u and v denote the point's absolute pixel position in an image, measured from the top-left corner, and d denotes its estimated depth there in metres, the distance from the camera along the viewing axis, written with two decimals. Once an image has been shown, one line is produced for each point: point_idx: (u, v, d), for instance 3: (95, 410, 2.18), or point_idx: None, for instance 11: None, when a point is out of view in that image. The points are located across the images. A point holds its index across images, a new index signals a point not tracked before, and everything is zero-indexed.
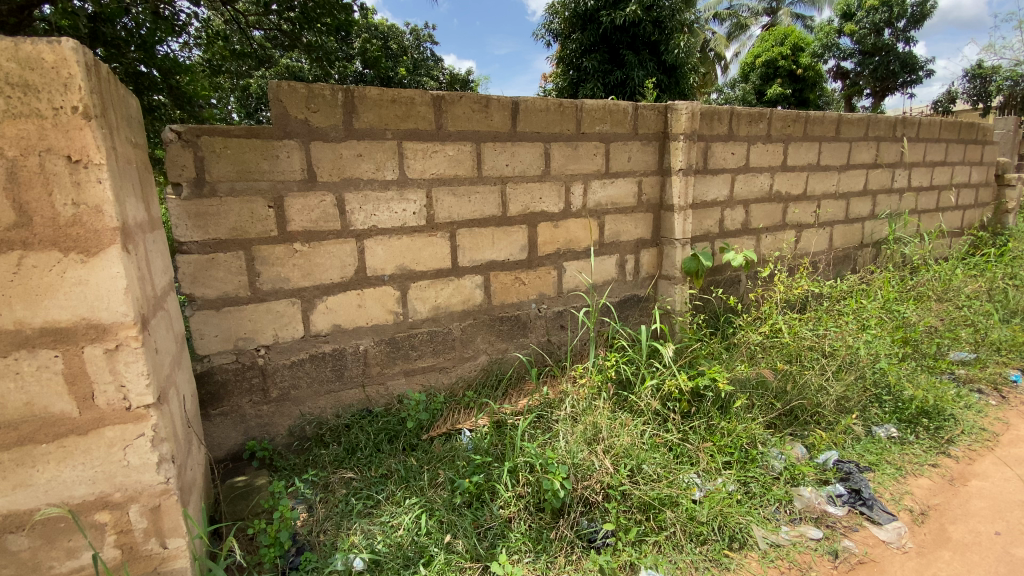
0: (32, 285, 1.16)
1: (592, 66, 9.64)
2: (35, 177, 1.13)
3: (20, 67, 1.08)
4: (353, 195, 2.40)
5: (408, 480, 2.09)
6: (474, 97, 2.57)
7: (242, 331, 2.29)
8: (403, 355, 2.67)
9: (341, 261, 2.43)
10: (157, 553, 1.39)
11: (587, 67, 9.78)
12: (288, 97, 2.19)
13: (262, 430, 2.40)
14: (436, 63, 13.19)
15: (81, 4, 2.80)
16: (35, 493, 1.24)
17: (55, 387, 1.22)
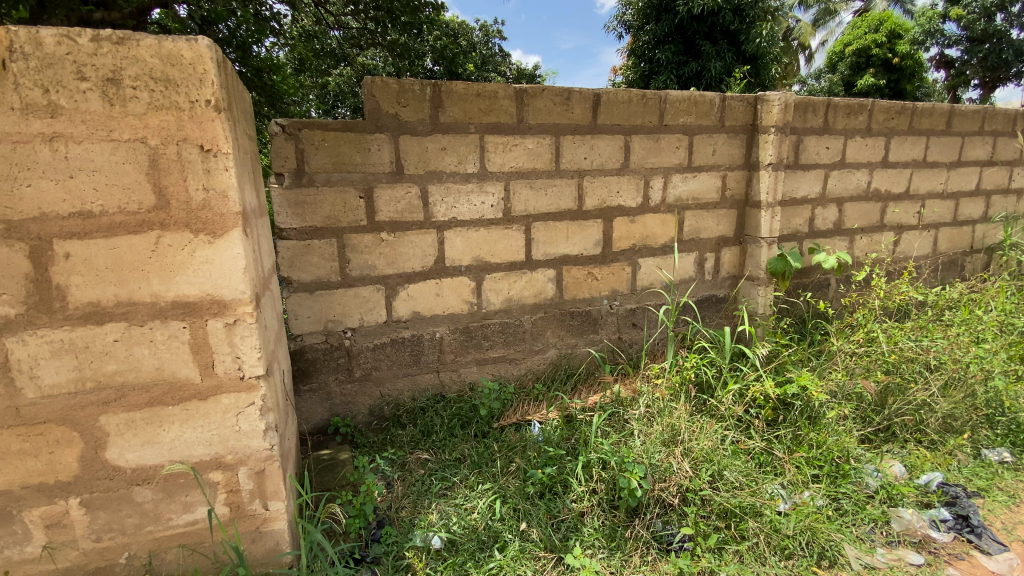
0: (166, 262, 1.29)
1: (665, 58, 9.33)
2: (173, 164, 1.25)
3: (162, 64, 1.19)
4: (436, 187, 2.47)
5: (481, 466, 2.13)
6: (556, 90, 2.56)
7: (332, 313, 2.43)
8: (476, 345, 2.73)
9: (422, 251, 2.52)
10: (260, 513, 1.51)
11: (661, 60, 9.47)
12: (381, 92, 2.28)
13: (345, 407, 2.54)
14: (504, 59, 13.31)
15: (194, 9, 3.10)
16: (160, 450, 1.38)
17: (182, 355, 1.35)
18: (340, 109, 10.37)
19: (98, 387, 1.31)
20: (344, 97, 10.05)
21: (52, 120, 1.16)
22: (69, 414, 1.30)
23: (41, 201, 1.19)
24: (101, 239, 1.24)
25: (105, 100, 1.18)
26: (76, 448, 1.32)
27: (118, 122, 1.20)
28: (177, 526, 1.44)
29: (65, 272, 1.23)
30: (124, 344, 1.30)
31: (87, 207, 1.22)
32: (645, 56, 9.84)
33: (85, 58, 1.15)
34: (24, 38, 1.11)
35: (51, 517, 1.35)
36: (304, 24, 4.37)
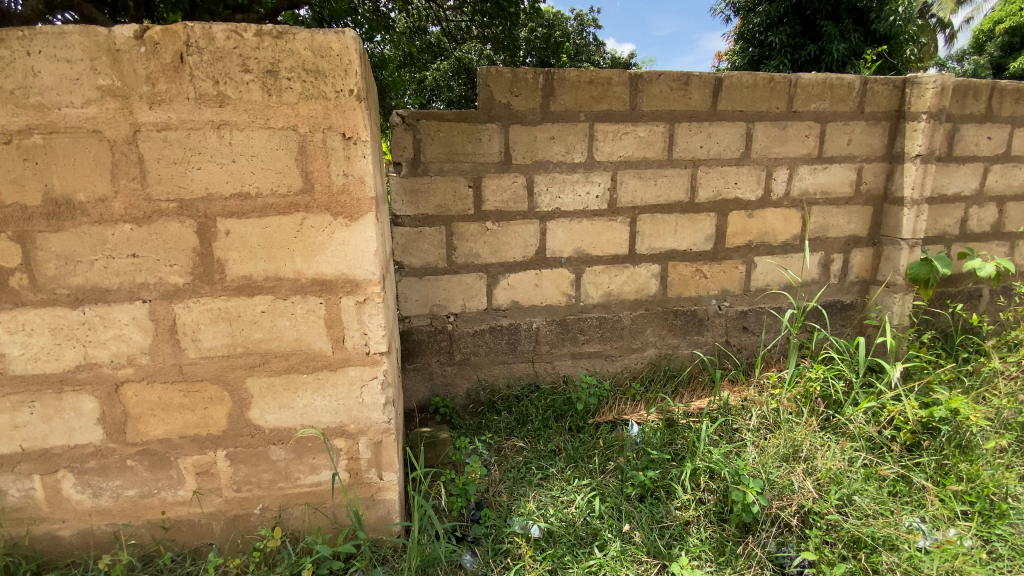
0: (309, 242, 1.39)
1: (779, 41, 8.59)
2: (318, 150, 1.34)
3: (313, 56, 1.27)
4: (543, 177, 2.46)
5: (577, 461, 2.11)
6: (673, 75, 2.44)
7: (437, 298, 2.52)
8: (572, 338, 2.70)
9: (525, 241, 2.52)
10: (375, 482, 1.60)
11: (774, 43, 8.73)
12: (496, 81, 2.30)
13: (444, 388, 2.63)
14: (599, 48, 13.04)
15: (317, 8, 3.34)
16: (294, 415, 1.51)
17: (317, 328, 1.45)
18: (436, 103, 10.71)
19: (246, 353, 1.45)
20: (440, 91, 10.35)
21: (220, 109, 1.28)
22: (221, 374, 1.45)
23: (208, 182, 1.33)
24: (255, 219, 1.36)
25: (263, 90, 1.29)
26: (225, 405, 1.48)
27: (274, 111, 1.30)
28: (304, 485, 1.57)
29: (224, 247, 1.37)
30: (270, 315, 1.43)
31: (246, 189, 1.34)
32: (756, 41, 9.14)
33: (249, 51, 1.25)
34: (199, 33, 1.23)
35: (201, 465, 1.52)
36: (411, 20, 4.55)
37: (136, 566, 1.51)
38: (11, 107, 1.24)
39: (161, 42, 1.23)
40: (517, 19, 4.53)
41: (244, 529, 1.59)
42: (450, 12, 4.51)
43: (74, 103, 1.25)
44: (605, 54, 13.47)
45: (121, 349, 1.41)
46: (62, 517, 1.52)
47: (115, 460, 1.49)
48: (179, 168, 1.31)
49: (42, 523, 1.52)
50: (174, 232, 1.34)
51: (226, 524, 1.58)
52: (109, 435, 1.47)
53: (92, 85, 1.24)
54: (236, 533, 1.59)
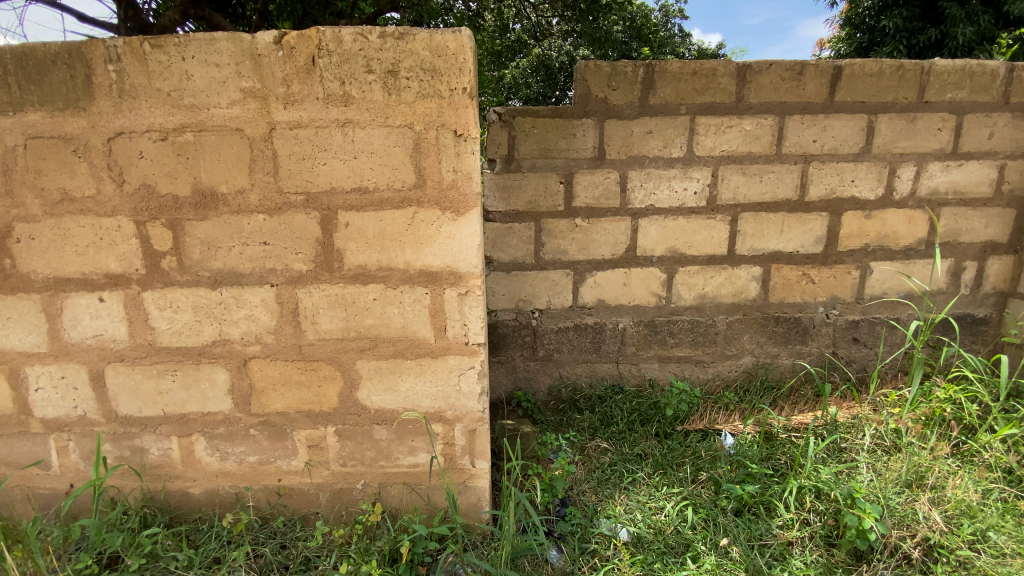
0: (419, 235, 1.48)
1: (893, 26, 7.79)
2: (432, 147, 1.41)
3: (431, 55, 1.33)
4: (637, 172, 2.40)
5: (666, 467, 2.05)
6: (785, 64, 2.29)
7: (523, 293, 2.54)
8: (661, 340, 2.62)
9: (615, 238, 2.48)
10: (468, 468, 1.67)
11: (887, 28, 7.92)
12: (594, 76, 2.28)
13: (527, 383, 2.65)
14: (686, 39, 12.51)
15: (415, 11, 3.49)
16: (398, 397, 1.61)
17: (422, 317, 1.55)
18: (514, 100, 10.77)
19: (358, 337, 1.56)
20: (518, 88, 10.38)
21: (345, 108, 1.38)
22: (335, 356, 1.58)
23: (332, 177, 1.43)
24: (372, 213, 1.46)
25: (384, 90, 1.36)
26: (337, 384, 1.60)
27: (393, 109, 1.38)
28: (402, 466, 1.67)
29: (344, 238, 1.48)
30: (381, 302, 1.53)
31: (364, 184, 1.44)
32: (865, 26, 8.33)
33: (373, 53, 1.33)
34: (330, 37, 1.32)
35: (313, 439, 1.65)
36: (500, 19, 4.61)
37: (253, 526, 1.66)
38: (169, 108, 1.40)
39: (296, 46, 1.33)
40: (603, 13, 4.47)
41: (347, 501, 1.71)
42: (535, 9, 4.52)
43: (220, 104, 1.39)
44: (691, 46, 12.89)
45: (250, 328, 1.55)
46: (193, 476, 1.70)
47: (240, 428, 1.65)
48: (307, 163, 1.42)
49: (177, 480, 1.71)
50: (300, 224, 1.47)
51: (331, 495, 1.70)
52: (236, 405, 1.63)
53: (236, 88, 1.37)
54: (340, 505, 1.71)
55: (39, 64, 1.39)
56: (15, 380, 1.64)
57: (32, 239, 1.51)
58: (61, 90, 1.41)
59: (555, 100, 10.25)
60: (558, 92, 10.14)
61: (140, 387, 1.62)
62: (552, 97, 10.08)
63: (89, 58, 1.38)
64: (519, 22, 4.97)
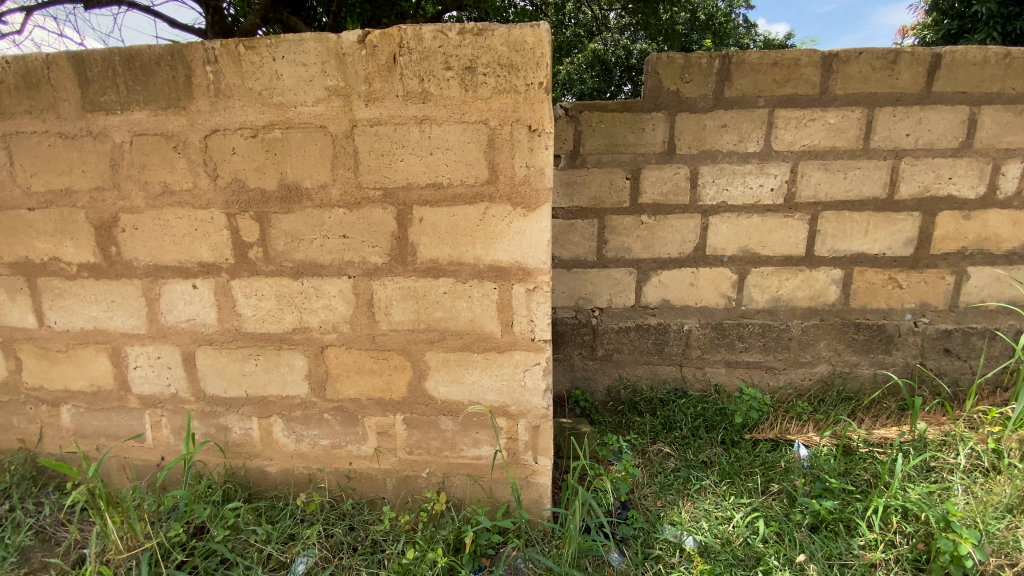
0: (489, 231, 1.50)
1: (987, 11, 7.07)
2: (506, 143, 1.42)
3: (509, 50, 1.34)
4: (709, 168, 2.32)
5: (733, 477, 1.98)
6: (876, 52, 2.14)
7: (584, 291, 2.51)
8: (729, 344, 2.52)
9: (683, 236, 2.40)
10: (530, 464, 1.67)
11: (979, 14, 7.20)
12: (666, 68, 2.22)
13: (585, 382, 2.62)
14: (751, 30, 11.98)
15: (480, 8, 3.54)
16: (464, 390, 1.64)
17: (490, 311, 1.56)
18: (567, 96, 10.67)
19: (427, 329, 1.60)
20: (573, 84, 10.25)
21: (423, 105, 1.41)
22: (406, 346, 1.62)
23: (409, 174, 1.48)
24: (445, 208, 1.49)
25: (461, 86, 1.39)
26: (406, 374, 1.65)
27: (469, 105, 1.40)
28: (467, 457, 1.70)
29: (417, 233, 1.52)
30: (450, 296, 1.56)
31: (439, 180, 1.47)
32: (954, 11, 7.59)
33: (452, 49, 1.36)
34: (410, 35, 1.36)
35: (382, 425, 1.71)
36: (561, 15, 4.60)
37: (324, 507, 1.74)
38: (259, 106, 1.48)
39: (378, 45, 1.37)
40: (666, 5, 4.36)
41: (412, 489, 1.75)
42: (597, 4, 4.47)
43: (307, 102, 1.46)
44: (758, 37, 12.30)
45: (328, 317, 1.63)
46: (270, 455, 1.80)
47: (315, 412, 1.73)
48: (385, 160, 1.47)
49: (256, 458, 1.81)
50: (377, 218, 1.52)
51: (398, 482, 1.76)
52: (312, 390, 1.70)
53: (322, 86, 1.44)
54: (406, 492, 1.76)
55: (146, 67, 1.51)
56: (117, 358, 1.79)
57: (136, 229, 1.65)
58: (164, 90, 1.52)
59: (610, 96, 10.05)
60: (614, 88, 9.94)
61: (226, 369, 1.73)
62: (607, 92, 9.88)
63: (189, 59, 1.47)
64: (576, 17, 4.93)
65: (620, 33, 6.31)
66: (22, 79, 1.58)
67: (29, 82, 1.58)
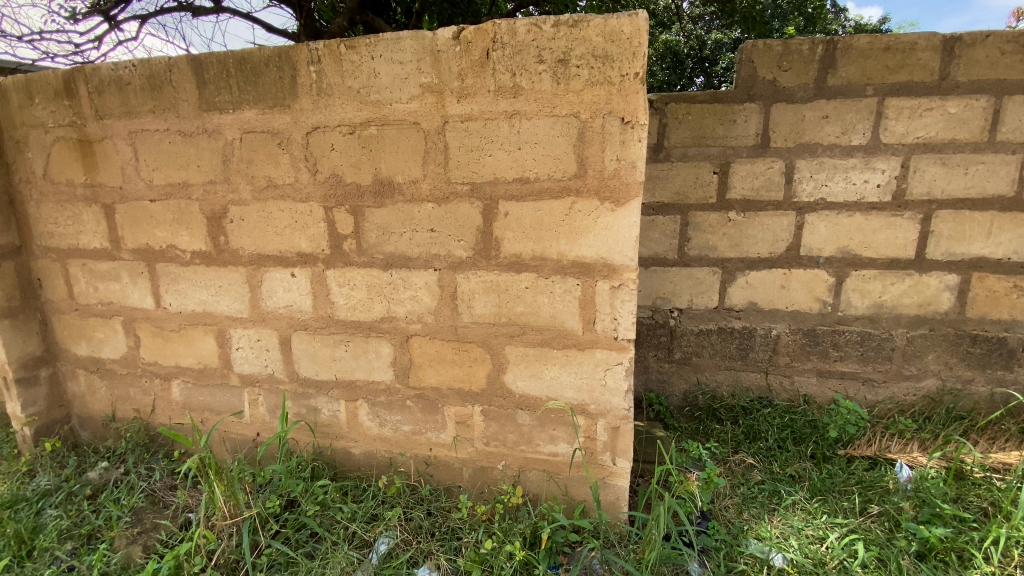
0: (575, 226, 1.48)
1: None
2: (596, 136, 1.39)
3: (604, 41, 1.32)
4: (807, 162, 2.17)
5: (825, 494, 1.85)
6: (1008, 34, 1.93)
7: (663, 291, 2.43)
8: (821, 352, 2.36)
9: (774, 235, 2.27)
10: (608, 465, 1.64)
11: None
12: (762, 56, 2.11)
13: (660, 385, 2.54)
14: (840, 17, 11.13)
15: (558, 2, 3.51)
16: (543, 386, 1.63)
17: (572, 308, 1.54)
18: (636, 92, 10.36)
19: (508, 323, 1.61)
20: None
21: (514, 100, 1.42)
22: (487, 339, 1.64)
23: (496, 169, 1.49)
24: (531, 203, 1.49)
25: (553, 79, 1.38)
26: (485, 367, 1.67)
27: (561, 99, 1.39)
28: (543, 453, 1.69)
29: (502, 227, 1.53)
30: (532, 291, 1.56)
31: (526, 174, 1.47)
32: None
33: (545, 42, 1.36)
34: (505, 29, 1.37)
35: (461, 415, 1.74)
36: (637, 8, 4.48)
37: (404, 491, 1.80)
38: (357, 104, 1.55)
39: (472, 41, 1.40)
40: None
41: (488, 480, 1.78)
42: None
43: (402, 99, 1.51)
44: (848, 23, 11.40)
45: (414, 308, 1.68)
46: (355, 437, 1.89)
47: (398, 398, 1.79)
48: (474, 155, 1.49)
49: (342, 440, 1.90)
50: (463, 213, 1.55)
51: (474, 472, 1.79)
52: (396, 377, 1.76)
53: (416, 83, 1.48)
54: (482, 483, 1.79)
55: (256, 68, 1.61)
56: (222, 339, 1.94)
57: (242, 220, 1.77)
58: (272, 89, 1.62)
59: (680, 89, 9.60)
60: (685, 81, 9.49)
61: (318, 353, 1.83)
62: (677, 85, 9.45)
63: (295, 60, 1.56)
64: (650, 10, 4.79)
65: (694, 24, 6.00)
66: (150, 81, 1.74)
67: (154, 84, 1.74)
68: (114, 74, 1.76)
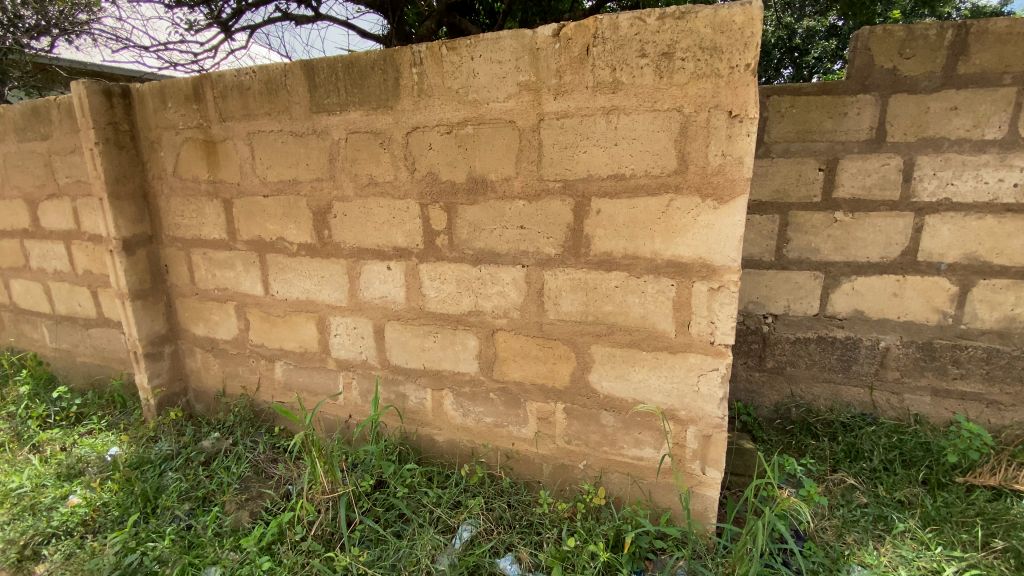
0: (673, 224, 1.43)
1: None
2: (700, 130, 1.35)
3: (713, 32, 1.28)
4: (930, 158, 1.97)
5: (940, 524, 1.68)
6: None
7: (756, 294, 2.30)
8: (938, 368, 2.14)
9: (887, 238, 2.08)
10: (697, 474, 1.58)
11: None
12: (881, 43, 1.94)
13: (749, 395, 2.41)
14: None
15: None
16: (630, 388, 1.61)
17: (665, 309, 1.50)
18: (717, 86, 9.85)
19: (596, 322, 1.59)
20: None
21: (613, 95, 1.41)
22: (572, 337, 1.64)
23: (591, 165, 1.48)
24: (626, 200, 1.46)
25: (656, 73, 1.35)
26: (570, 364, 1.66)
27: (663, 93, 1.36)
28: (627, 456, 1.66)
29: (594, 225, 1.51)
30: (622, 290, 1.54)
31: (622, 171, 1.45)
32: None
33: (648, 36, 1.33)
34: (607, 24, 1.36)
35: (543, 412, 1.75)
36: None
37: (485, 481, 1.84)
38: (456, 104, 1.59)
39: (573, 37, 1.40)
40: None
41: (569, 478, 1.77)
42: None
43: (498, 98, 1.53)
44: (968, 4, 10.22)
45: (500, 303, 1.70)
46: (439, 426, 1.95)
47: (482, 391, 1.83)
48: (569, 151, 1.49)
49: (427, 427, 1.97)
50: (555, 210, 1.55)
51: (554, 470, 1.79)
52: (481, 369, 1.80)
53: (514, 82, 1.50)
54: (562, 481, 1.79)
55: (362, 71, 1.71)
56: (321, 325, 2.08)
57: (345, 215, 1.88)
58: (377, 91, 1.70)
59: (765, 82, 8.64)
60: (770, 72, 8.55)
61: (408, 343, 1.91)
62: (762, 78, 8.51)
63: (398, 63, 1.64)
64: None
65: (784, 11, 5.56)
66: (267, 86, 1.89)
67: (271, 88, 1.89)
68: (237, 80, 1.94)
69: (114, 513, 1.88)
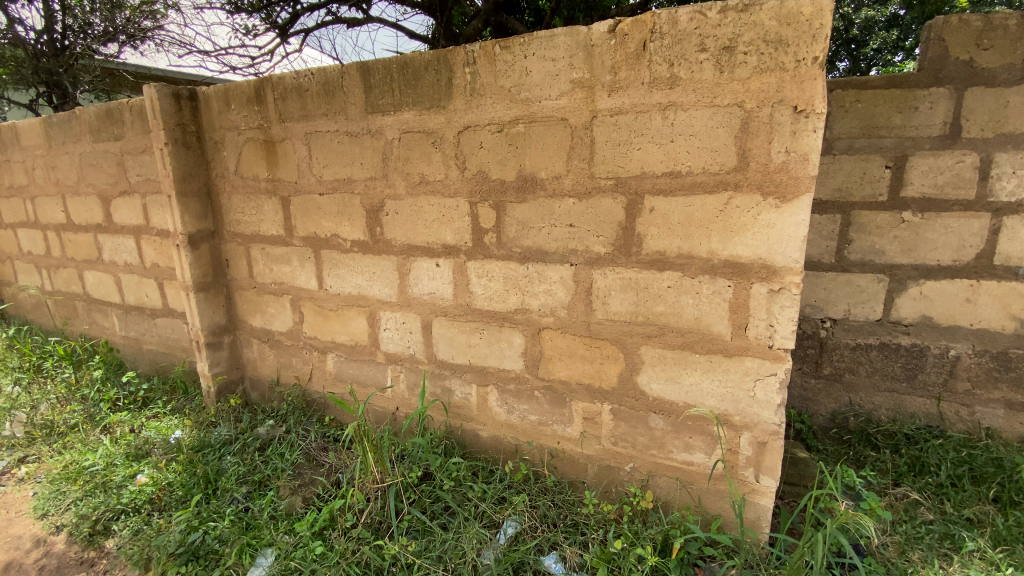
0: (731, 223, 1.39)
1: None
2: (763, 126, 1.30)
3: (779, 25, 1.23)
4: (1011, 155, 1.84)
5: (1017, 545, 1.57)
6: None
7: (814, 297, 2.20)
8: (1015, 380, 2.00)
9: (960, 239, 1.95)
10: (751, 482, 1.54)
11: None
12: (956, 33, 1.83)
13: (804, 402, 2.31)
14: None
15: None
16: (681, 390, 1.57)
17: (720, 310, 1.46)
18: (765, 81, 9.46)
19: (646, 322, 1.57)
20: None
21: (670, 91, 1.38)
22: (621, 338, 1.62)
23: (645, 163, 1.46)
24: (681, 198, 1.43)
25: (716, 68, 1.32)
26: (618, 365, 1.64)
27: (724, 88, 1.32)
28: (676, 460, 1.63)
29: (646, 223, 1.49)
30: (675, 290, 1.51)
31: (678, 168, 1.42)
32: None
33: (709, 30, 1.30)
34: (665, 20, 1.34)
35: (589, 412, 1.74)
36: None
37: (529, 478, 1.85)
38: (508, 103, 1.60)
39: (629, 33, 1.38)
40: None
41: (614, 480, 1.75)
42: None
43: (551, 96, 1.53)
44: None
45: (547, 301, 1.70)
46: (484, 422, 1.97)
47: (528, 389, 1.83)
48: (622, 149, 1.47)
49: (472, 423, 2.00)
50: (607, 208, 1.53)
51: (599, 470, 1.78)
52: (526, 367, 1.81)
53: (568, 79, 1.49)
54: (607, 482, 1.77)
55: (416, 72, 1.74)
56: (372, 320, 2.14)
57: (397, 213, 1.93)
58: (430, 91, 1.73)
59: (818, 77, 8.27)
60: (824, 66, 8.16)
61: (456, 339, 1.93)
62: None
63: (452, 63, 1.66)
64: None
65: None
66: (325, 87, 1.96)
67: (328, 90, 1.95)
68: (297, 82, 2.01)
69: (178, 493, 1.99)
